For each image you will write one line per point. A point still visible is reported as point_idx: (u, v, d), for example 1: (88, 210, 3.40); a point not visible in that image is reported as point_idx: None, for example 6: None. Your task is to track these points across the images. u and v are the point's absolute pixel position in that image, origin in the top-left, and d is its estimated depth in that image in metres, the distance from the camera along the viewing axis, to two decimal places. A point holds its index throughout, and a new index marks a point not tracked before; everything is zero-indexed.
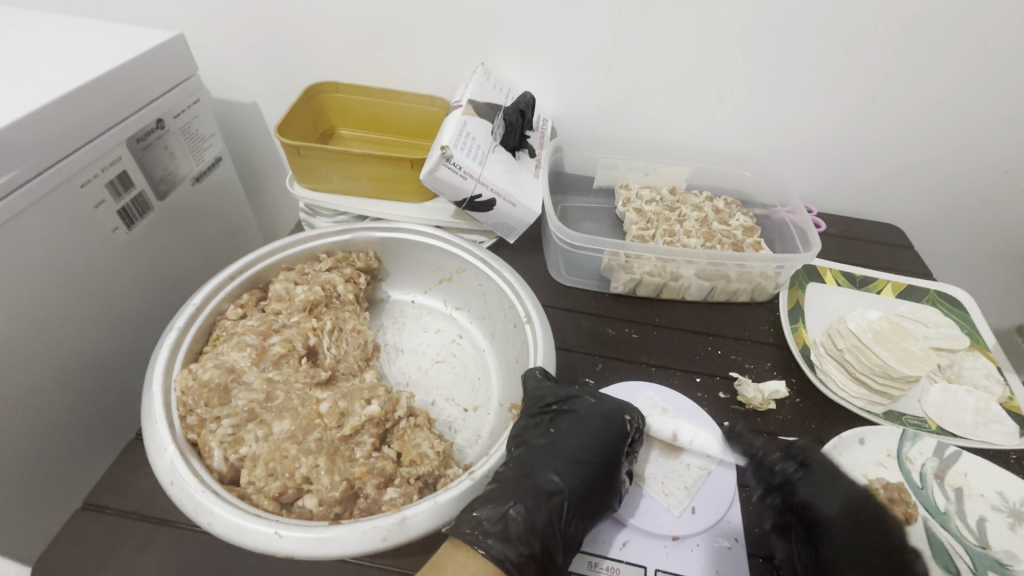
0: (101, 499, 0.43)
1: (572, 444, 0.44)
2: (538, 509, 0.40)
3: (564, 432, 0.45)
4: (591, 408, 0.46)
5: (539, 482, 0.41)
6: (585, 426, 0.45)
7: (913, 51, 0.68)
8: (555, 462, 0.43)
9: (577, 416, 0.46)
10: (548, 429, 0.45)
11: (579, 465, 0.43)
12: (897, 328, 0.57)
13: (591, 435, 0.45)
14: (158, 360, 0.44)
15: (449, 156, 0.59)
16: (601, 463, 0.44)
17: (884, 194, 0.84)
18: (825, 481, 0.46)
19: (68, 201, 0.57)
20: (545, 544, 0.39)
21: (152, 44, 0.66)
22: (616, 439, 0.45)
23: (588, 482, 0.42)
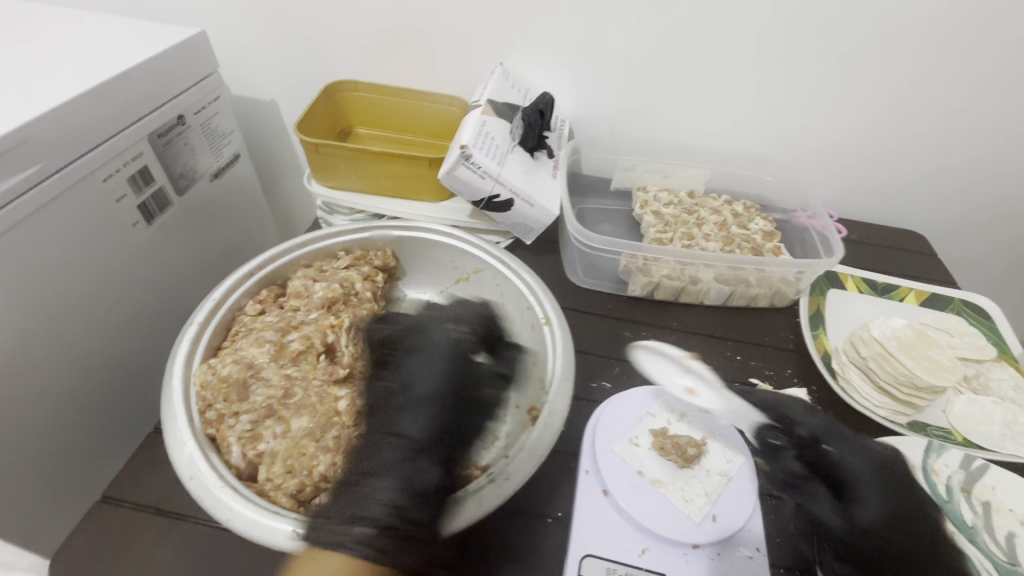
0: (120, 494, 0.43)
1: (406, 395, 0.43)
2: (392, 474, 0.39)
3: (402, 387, 0.44)
4: (421, 352, 0.46)
5: (376, 450, 0.40)
6: (420, 372, 0.45)
7: (940, 54, 0.67)
8: (394, 424, 0.42)
9: (414, 358, 0.46)
10: (381, 385, 0.45)
11: (423, 406, 0.43)
12: (922, 337, 0.56)
13: (429, 375, 0.44)
14: (179, 354, 0.44)
15: (468, 155, 0.59)
16: (444, 396, 0.43)
17: (907, 199, 0.82)
18: (849, 440, 0.47)
19: (90, 195, 0.58)
20: (400, 509, 0.37)
21: (174, 41, 0.67)
22: (450, 369, 0.45)
23: (438, 423, 0.42)
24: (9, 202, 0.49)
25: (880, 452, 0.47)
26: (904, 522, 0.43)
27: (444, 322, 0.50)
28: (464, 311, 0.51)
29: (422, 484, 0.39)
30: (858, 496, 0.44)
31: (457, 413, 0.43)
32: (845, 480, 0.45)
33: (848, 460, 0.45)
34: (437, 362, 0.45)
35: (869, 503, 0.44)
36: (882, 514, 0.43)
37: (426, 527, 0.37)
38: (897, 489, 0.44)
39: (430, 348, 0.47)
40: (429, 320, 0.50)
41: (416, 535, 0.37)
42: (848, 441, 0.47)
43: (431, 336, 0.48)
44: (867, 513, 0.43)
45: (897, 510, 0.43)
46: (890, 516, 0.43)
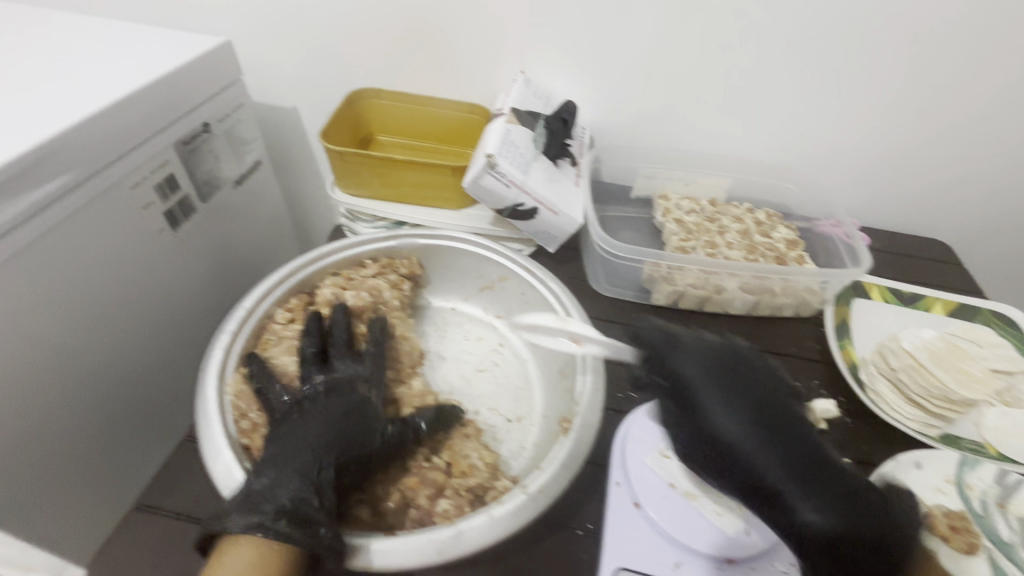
0: (154, 502, 0.43)
1: (312, 425, 0.41)
2: (294, 475, 0.37)
3: (307, 417, 0.42)
4: (331, 384, 0.44)
5: (290, 450, 0.39)
6: (331, 402, 0.43)
7: (967, 61, 0.66)
8: (299, 447, 0.39)
9: (330, 390, 0.44)
10: (291, 419, 0.42)
11: (330, 415, 0.42)
12: (954, 349, 0.55)
13: (339, 405, 0.42)
14: (212, 362, 0.43)
15: (494, 164, 0.59)
16: (355, 408, 0.43)
17: (932, 208, 0.81)
18: (689, 350, 0.44)
19: (118, 202, 0.58)
20: (303, 498, 0.36)
21: (201, 50, 0.67)
22: (364, 403, 0.43)
23: (348, 450, 0.40)
24: (41, 211, 0.50)
25: (709, 351, 0.44)
26: (765, 415, 0.41)
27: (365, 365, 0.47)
28: (378, 326, 0.50)
29: (323, 494, 0.37)
30: (709, 402, 0.41)
31: (371, 438, 0.41)
32: (690, 389, 0.42)
33: (681, 368, 0.43)
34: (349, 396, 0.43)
35: (722, 403, 0.41)
36: (735, 414, 0.41)
37: (325, 523, 0.35)
38: (742, 392, 0.42)
39: (342, 381, 0.45)
40: (344, 330, 0.49)
41: (315, 527, 0.34)
42: (683, 351, 0.44)
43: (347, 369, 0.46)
44: (722, 415, 0.41)
45: (746, 402, 0.41)
46: (744, 410, 0.41)
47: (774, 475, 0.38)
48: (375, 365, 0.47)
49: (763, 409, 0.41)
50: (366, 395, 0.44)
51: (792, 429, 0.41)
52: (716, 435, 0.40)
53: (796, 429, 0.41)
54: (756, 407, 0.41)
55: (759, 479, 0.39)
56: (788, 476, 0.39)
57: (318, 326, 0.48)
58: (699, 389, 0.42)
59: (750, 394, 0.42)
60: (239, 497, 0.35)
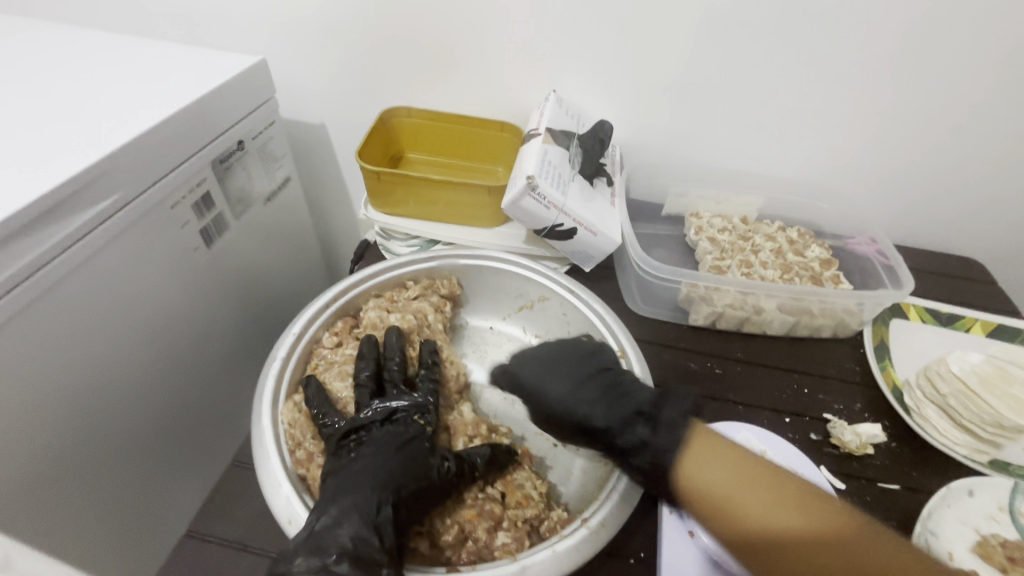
0: (205, 528, 0.43)
1: (371, 459, 0.40)
2: (353, 512, 0.36)
3: (365, 450, 0.41)
4: (387, 417, 0.43)
5: (352, 484, 0.38)
6: (388, 436, 0.42)
7: (1007, 80, 0.66)
8: (359, 482, 0.38)
9: (388, 423, 0.43)
10: (349, 455, 0.41)
11: (390, 447, 0.41)
12: (1003, 373, 0.54)
13: (396, 440, 0.41)
14: (265, 390, 0.44)
15: (534, 185, 0.59)
16: (414, 442, 0.42)
17: (966, 226, 0.81)
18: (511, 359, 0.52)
19: (158, 222, 0.58)
20: (365, 538, 0.35)
21: (237, 70, 0.68)
22: (420, 438, 0.42)
23: (407, 486, 0.39)
24: (85, 233, 0.50)
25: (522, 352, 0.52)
26: (579, 376, 0.48)
27: (420, 398, 0.46)
28: (429, 352, 0.50)
29: (382, 533, 0.36)
30: (532, 378, 0.49)
31: (429, 471, 0.40)
32: (523, 375, 0.49)
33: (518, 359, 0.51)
34: (406, 430, 0.42)
35: (547, 377, 0.48)
36: (561, 381, 0.47)
37: (386, 563, 0.35)
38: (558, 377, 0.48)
39: (399, 415, 0.44)
40: (397, 361, 0.48)
41: (376, 569, 0.34)
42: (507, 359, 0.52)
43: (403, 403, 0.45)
44: (547, 385, 0.48)
45: (565, 371, 0.48)
46: (564, 377, 0.48)
47: (599, 415, 0.45)
48: (429, 395, 0.46)
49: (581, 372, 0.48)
50: (423, 428, 0.43)
51: (610, 381, 0.47)
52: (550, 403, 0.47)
53: (610, 379, 0.47)
54: (576, 372, 0.48)
55: (586, 424, 0.45)
56: (611, 418, 0.45)
57: (372, 353, 0.48)
58: (527, 367, 0.50)
59: (568, 364, 0.49)
60: (302, 537, 0.35)
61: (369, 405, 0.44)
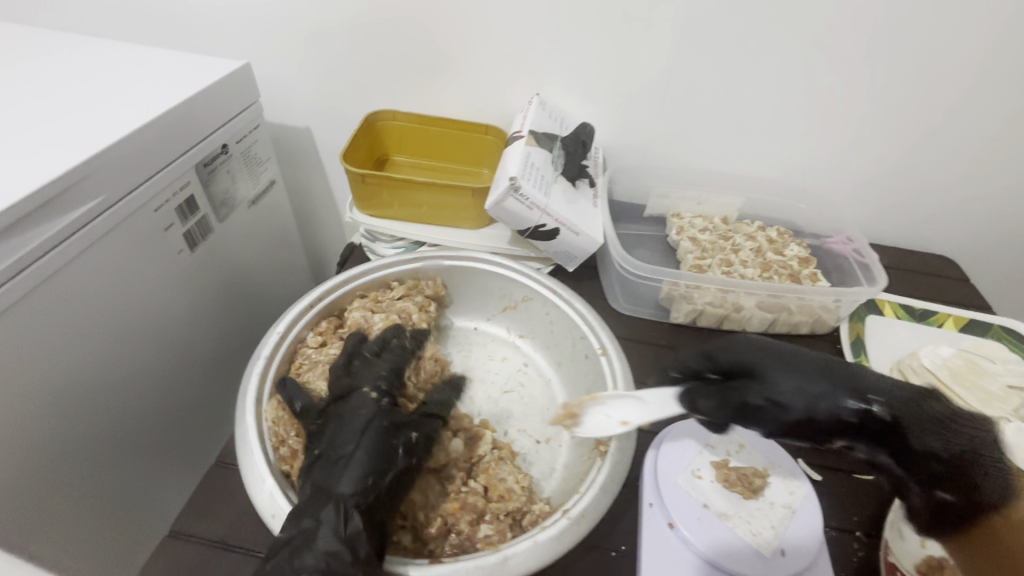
0: (187, 528, 0.43)
1: (332, 450, 0.39)
2: (313, 513, 0.36)
3: (327, 438, 0.40)
4: (346, 397, 0.43)
5: (325, 486, 0.37)
6: (346, 419, 0.41)
7: (972, 83, 0.68)
8: (320, 475, 0.38)
9: (347, 411, 0.41)
10: (314, 447, 0.40)
11: (355, 440, 0.39)
12: (971, 366, 0.56)
13: (355, 422, 0.40)
14: (249, 388, 0.43)
15: (517, 187, 0.59)
16: (375, 429, 0.40)
17: (941, 225, 0.83)
18: (731, 343, 0.47)
19: (142, 225, 0.59)
20: (340, 552, 0.34)
21: (221, 73, 0.68)
22: (375, 416, 0.41)
23: (366, 471, 0.37)
24: (68, 236, 0.50)
25: (736, 340, 0.48)
26: (812, 370, 0.43)
27: (380, 372, 0.45)
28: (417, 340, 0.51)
29: (349, 529, 0.35)
30: (769, 382, 0.43)
31: (395, 458, 0.39)
32: (752, 363, 0.45)
33: (741, 355, 0.46)
34: (365, 416, 0.40)
35: (785, 378, 0.43)
36: (804, 383, 0.42)
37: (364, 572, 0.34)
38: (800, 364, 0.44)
39: (354, 394, 0.43)
40: (359, 351, 0.48)
41: None
42: (730, 344, 0.47)
43: (359, 380, 0.44)
44: (785, 373, 0.43)
45: (798, 367, 0.43)
46: (801, 375, 0.43)
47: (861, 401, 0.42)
48: (388, 375, 0.45)
49: (816, 366, 0.43)
50: (378, 405, 0.42)
51: (853, 375, 0.43)
52: (797, 410, 0.42)
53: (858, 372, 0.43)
54: (809, 366, 0.44)
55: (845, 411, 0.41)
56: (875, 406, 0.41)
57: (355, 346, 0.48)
58: (759, 365, 0.45)
59: (793, 357, 0.44)
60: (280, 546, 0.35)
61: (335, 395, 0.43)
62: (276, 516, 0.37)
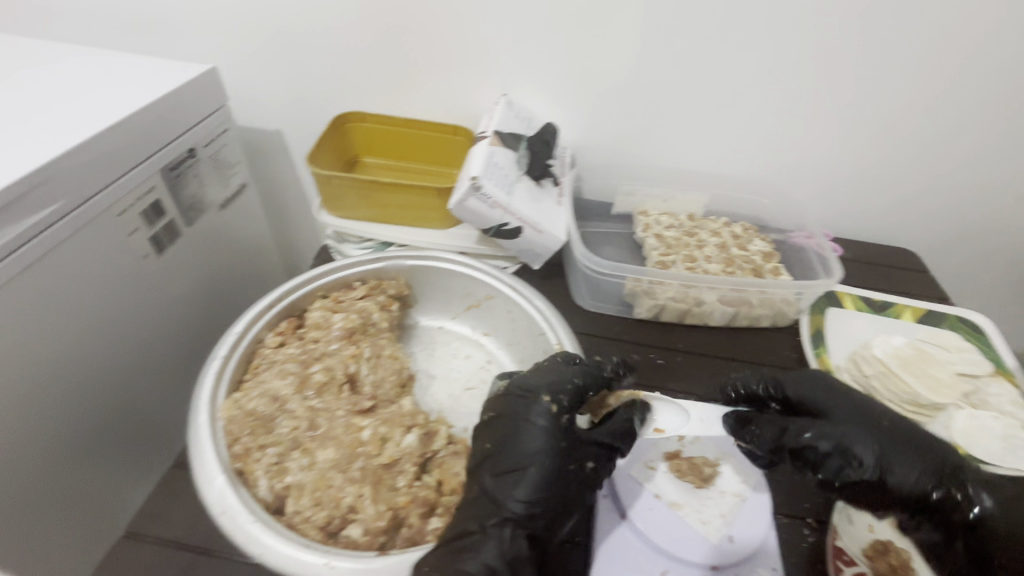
0: (142, 529, 0.43)
1: (506, 457, 0.40)
2: (479, 517, 0.37)
3: (500, 437, 0.41)
4: (519, 400, 0.42)
5: (505, 494, 0.38)
6: (518, 425, 0.41)
7: (925, 79, 0.70)
8: (491, 479, 0.39)
9: (527, 423, 0.41)
10: (484, 445, 0.41)
11: (535, 458, 0.39)
12: (920, 355, 0.59)
13: (529, 432, 0.40)
14: (204, 388, 0.44)
15: (478, 186, 0.60)
16: (556, 450, 0.40)
17: (901, 219, 0.85)
18: (805, 378, 0.49)
19: (105, 230, 0.59)
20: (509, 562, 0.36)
21: (187, 77, 0.68)
22: (554, 432, 0.40)
23: (538, 488, 0.38)
24: (27, 241, 0.50)
25: (810, 380, 0.49)
26: (888, 434, 0.43)
27: (558, 380, 0.43)
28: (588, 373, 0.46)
29: (518, 540, 0.37)
30: (841, 432, 0.43)
31: (570, 480, 0.39)
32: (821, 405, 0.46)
33: (807, 395, 0.48)
34: (555, 435, 0.40)
35: (858, 431, 0.43)
36: (877, 443, 0.42)
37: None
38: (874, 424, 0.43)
39: (529, 399, 0.42)
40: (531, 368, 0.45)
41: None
42: (803, 380, 0.49)
43: (536, 387, 0.43)
44: (855, 427, 0.43)
45: (875, 426, 0.43)
46: (875, 434, 0.43)
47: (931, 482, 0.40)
48: (576, 392, 0.44)
49: (895, 431, 0.43)
50: (554, 421, 0.41)
51: (931, 449, 0.42)
52: (865, 468, 0.41)
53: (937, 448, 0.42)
54: (887, 429, 0.43)
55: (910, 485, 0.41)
56: (941, 486, 0.40)
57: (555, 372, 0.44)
58: (831, 412, 0.45)
59: (872, 415, 0.44)
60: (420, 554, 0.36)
61: (532, 410, 0.41)
62: (224, 511, 0.37)
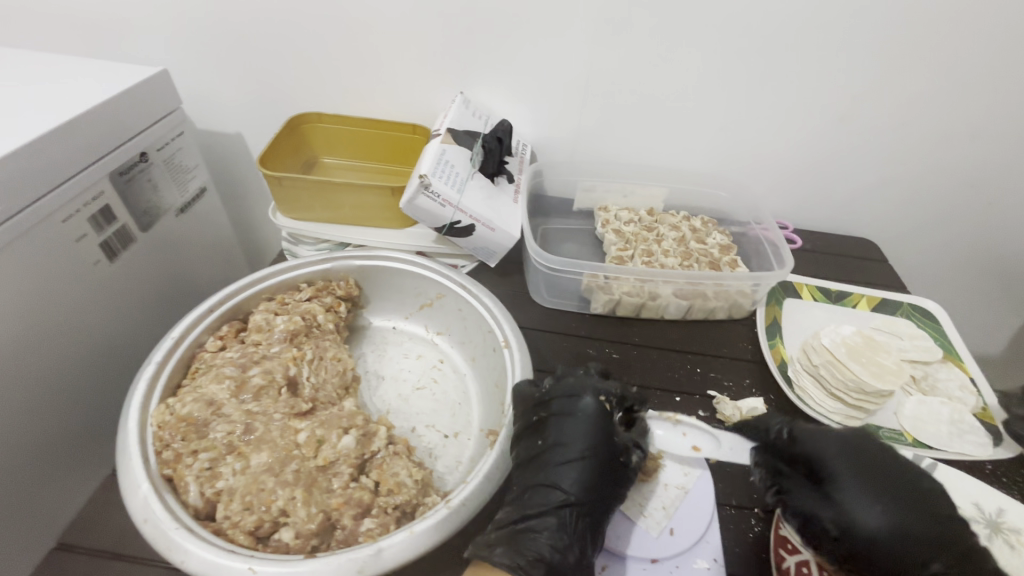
0: (73, 539, 0.43)
1: (563, 449, 0.43)
2: (536, 503, 0.41)
3: (555, 432, 0.44)
4: (569, 397, 0.45)
5: (550, 486, 0.41)
6: (571, 419, 0.44)
7: (879, 72, 0.70)
8: (550, 470, 0.42)
9: (569, 416, 0.44)
10: (538, 439, 0.44)
11: (583, 448, 0.42)
12: (869, 343, 0.60)
13: (582, 423, 0.44)
14: (135, 395, 0.43)
15: (427, 184, 0.60)
16: (599, 443, 0.43)
17: (860, 209, 0.86)
18: (820, 431, 0.44)
19: (49, 236, 0.56)
20: (560, 549, 0.39)
21: (136, 79, 0.67)
22: (603, 425, 0.44)
23: (591, 477, 0.41)
24: None
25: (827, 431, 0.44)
26: (887, 514, 0.39)
27: (599, 381, 0.47)
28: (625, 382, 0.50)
29: (573, 524, 0.40)
30: (824, 500, 0.41)
31: (617, 469, 0.43)
32: (829, 464, 0.42)
33: (817, 450, 0.43)
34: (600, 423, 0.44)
35: (860, 492, 0.40)
36: (879, 511, 0.39)
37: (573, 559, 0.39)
38: (875, 497, 0.40)
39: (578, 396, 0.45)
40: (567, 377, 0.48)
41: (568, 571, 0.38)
42: (817, 432, 0.44)
43: (581, 386, 0.46)
44: (846, 498, 0.40)
45: (883, 489, 0.40)
46: (880, 500, 0.39)
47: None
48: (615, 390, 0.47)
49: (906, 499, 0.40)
50: (602, 414, 0.44)
51: (931, 539, 0.38)
52: (838, 544, 0.40)
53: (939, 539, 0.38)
54: (898, 494, 0.40)
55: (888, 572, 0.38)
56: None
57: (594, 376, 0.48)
58: (832, 476, 0.42)
59: (886, 477, 0.41)
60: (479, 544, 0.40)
61: (574, 403, 0.45)
62: (149, 519, 0.36)
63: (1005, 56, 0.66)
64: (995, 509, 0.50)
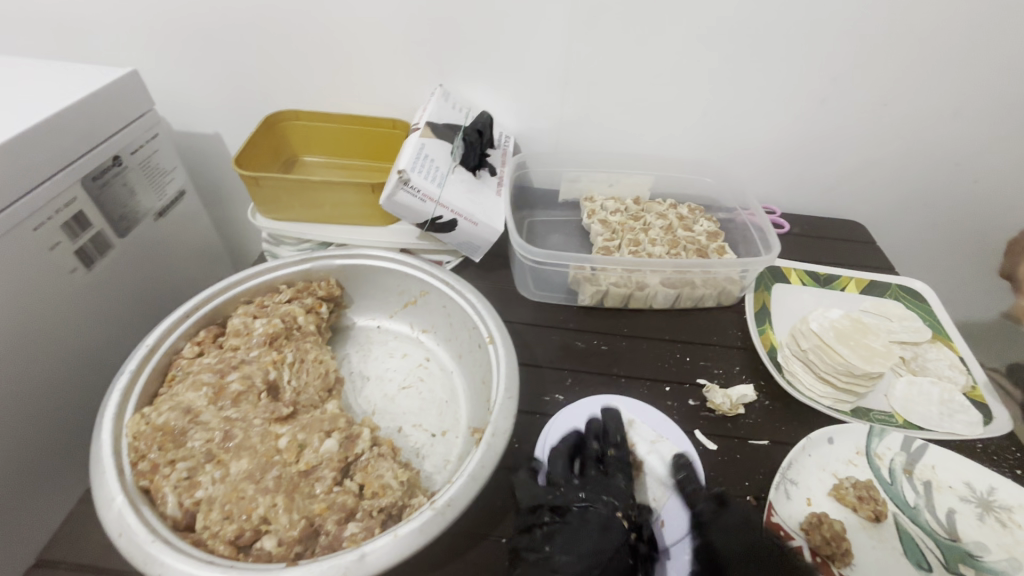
0: (55, 555, 0.43)
1: (569, 562, 0.42)
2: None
3: (563, 543, 0.43)
4: (586, 507, 0.46)
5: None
6: (584, 528, 0.44)
7: (861, 52, 0.69)
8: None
9: (578, 523, 0.45)
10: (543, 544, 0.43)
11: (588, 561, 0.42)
12: (857, 326, 0.60)
13: (594, 538, 0.43)
14: (110, 405, 0.42)
15: (406, 179, 0.59)
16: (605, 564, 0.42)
17: (846, 190, 0.85)
18: (731, 521, 0.45)
19: (20, 246, 0.54)
20: None
21: (104, 81, 0.64)
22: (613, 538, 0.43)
23: None
24: None
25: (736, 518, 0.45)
26: None
27: (613, 492, 0.47)
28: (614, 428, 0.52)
29: None
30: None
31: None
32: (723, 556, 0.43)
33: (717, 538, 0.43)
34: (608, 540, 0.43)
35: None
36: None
37: None
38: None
39: (591, 503, 0.46)
40: (582, 482, 0.48)
41: None
42: (728, 520, 0.45)
43: (596, 494, 0.47)
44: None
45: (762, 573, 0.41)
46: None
47: None
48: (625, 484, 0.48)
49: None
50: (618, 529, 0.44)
51: None
52: None
53: None
54: None
55: None
56: None
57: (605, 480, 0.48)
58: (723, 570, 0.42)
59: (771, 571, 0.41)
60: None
61: (580, 503, 0.46)
62: (125, 533, 0.36)
63: (995, 27, 0.65)
64: (987, 486, 0.50)
